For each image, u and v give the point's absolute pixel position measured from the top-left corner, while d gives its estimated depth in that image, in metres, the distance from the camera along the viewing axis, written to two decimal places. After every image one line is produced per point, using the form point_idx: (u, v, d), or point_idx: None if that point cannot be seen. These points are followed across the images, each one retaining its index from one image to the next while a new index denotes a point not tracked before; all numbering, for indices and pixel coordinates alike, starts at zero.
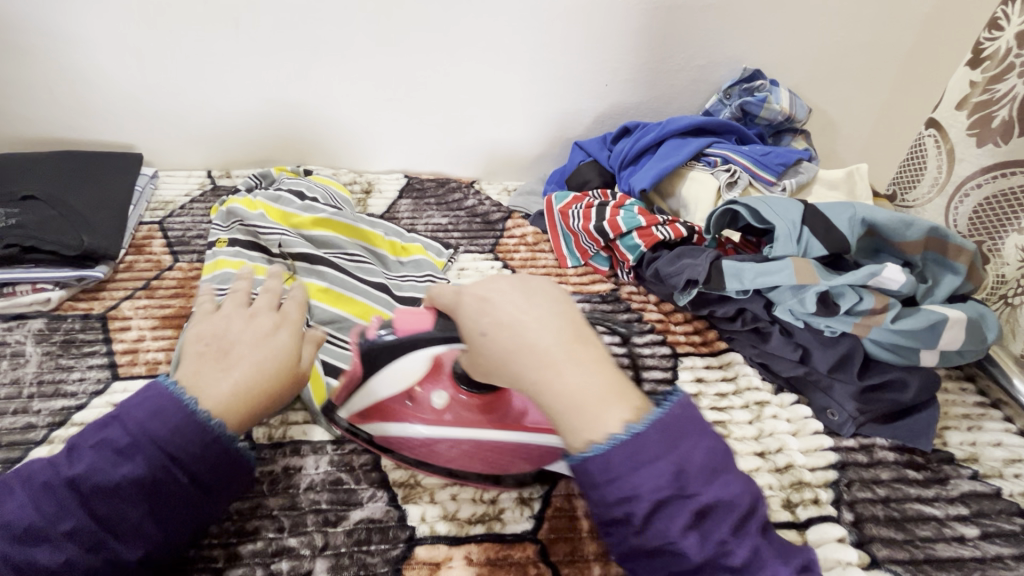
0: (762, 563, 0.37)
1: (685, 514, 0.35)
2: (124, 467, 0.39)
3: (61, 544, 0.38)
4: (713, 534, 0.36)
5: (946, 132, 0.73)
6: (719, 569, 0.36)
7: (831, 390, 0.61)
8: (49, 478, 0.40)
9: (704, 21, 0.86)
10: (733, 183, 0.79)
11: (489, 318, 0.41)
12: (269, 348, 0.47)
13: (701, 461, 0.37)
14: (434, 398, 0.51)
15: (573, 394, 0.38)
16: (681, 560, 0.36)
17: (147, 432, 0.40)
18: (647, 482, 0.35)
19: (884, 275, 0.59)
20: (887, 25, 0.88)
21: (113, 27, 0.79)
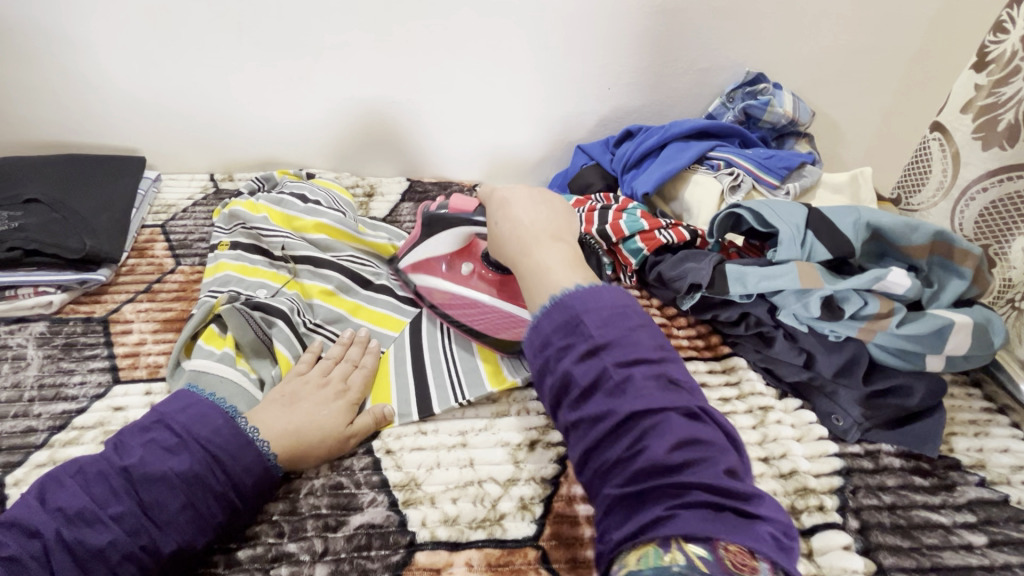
0: (650, 392, 0.38)
1: (579, 348, 0.40)
2: (172, 460, 0.45)
3: (108, 528, 0.41)
4: (631, 391, 0.38)
5: (951, 135, 0.72)
6: (605, 391, 0.38)
7: (835, 396, 0.61)
8: (100, 468, 0.44)
9: (706, 24, 0.85)
10: (736, 187, 0.79)
11: (501, 208, 0.56)
12: (325, 409, 0.53)
13: (603, 319, 0.41)
14: (462, 267, 0.66)
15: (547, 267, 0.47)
16: (577, 390, 0.39)
17: (195, 433, 0.46)
18: (552, 324, 0.42)
19: (888, 279, 0.59)
20: (891, 28, 0.88)
21: (118, 30, 0.79)
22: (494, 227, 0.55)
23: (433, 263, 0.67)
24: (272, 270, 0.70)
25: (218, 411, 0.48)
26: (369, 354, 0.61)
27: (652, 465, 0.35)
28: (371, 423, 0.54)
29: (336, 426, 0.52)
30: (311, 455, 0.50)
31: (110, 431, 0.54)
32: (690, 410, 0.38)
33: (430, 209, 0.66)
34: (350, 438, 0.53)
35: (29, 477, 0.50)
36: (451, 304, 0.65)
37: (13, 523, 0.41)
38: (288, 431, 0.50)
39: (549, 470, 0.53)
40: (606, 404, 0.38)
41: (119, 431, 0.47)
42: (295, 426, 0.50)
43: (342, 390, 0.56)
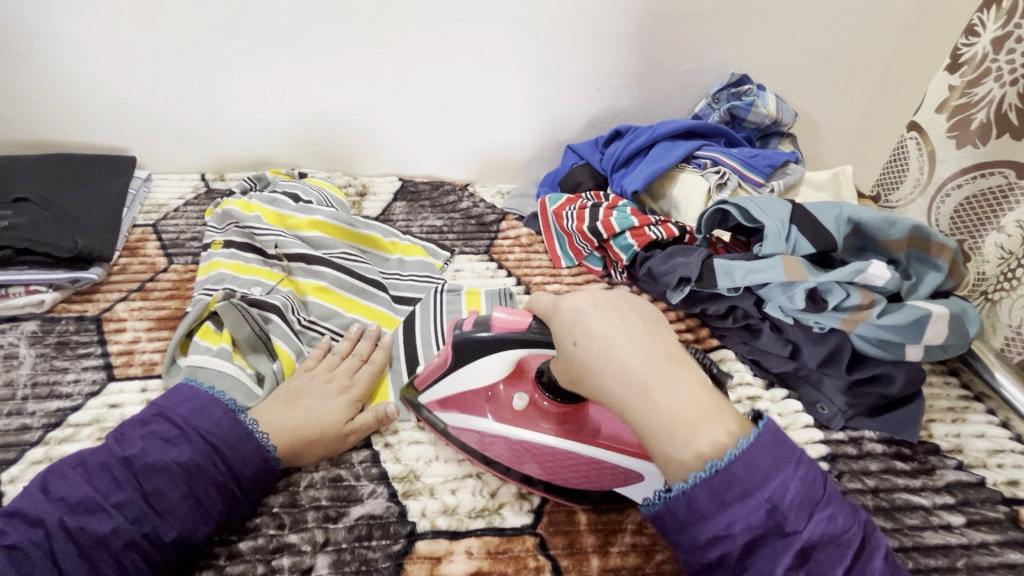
0: (806, 538, 0.38)
1: (756, 544, 0.38)
2: (173, 451, 0.45)
3: (110, 516, 0.42)
4: (707, 484, 0.39)
5: (927, 135, 0.75)
6: (771, 540, 0.38)
7: (820, 385, 0.63)
8: (100, 459, 0.44)
9: (692, 27, 0.88)
10: (723, 185, 0.81)
11: (588, 345, 0.43)
12: (326, 406, 0.53)
13: (753, 471, 0.38)
14: (516, 400, 0.52)
15: (669, 408, 0.40)
16: (728, 562, 0.39)
17: (195, 424, 0.47)
18: (714, 525, 0.39)
19: (869, 271, 0.60)
20: (868, 32, 0.91)
21: (109, 31, 0.79)
22: (574, 354, 0.43)
23: (470, 399, 0.52)
24: (266, 268, 0.70)
25: (218, 403, 0.49)
26: (364, 343, 0.61)
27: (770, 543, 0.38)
28: (374, 421, 0.54)
29: (336, 421, 0.52)
30: (310, 453, 0.51)
31: (107, 428, 0.54)
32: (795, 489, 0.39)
33: (464, 327, 0.51)
34: (352, 435, 0.53)
35: (25, 474, 0.49)
36: (494, 450, 0.51)
37: (14, 513, 0.41)
38: (280, 429, 0.50)
39: None
40: (723, 524, 0.39)
41: (118, 425, 0.48)
42: (296, 424, 0.51)
43: (347, 385, 0.56)
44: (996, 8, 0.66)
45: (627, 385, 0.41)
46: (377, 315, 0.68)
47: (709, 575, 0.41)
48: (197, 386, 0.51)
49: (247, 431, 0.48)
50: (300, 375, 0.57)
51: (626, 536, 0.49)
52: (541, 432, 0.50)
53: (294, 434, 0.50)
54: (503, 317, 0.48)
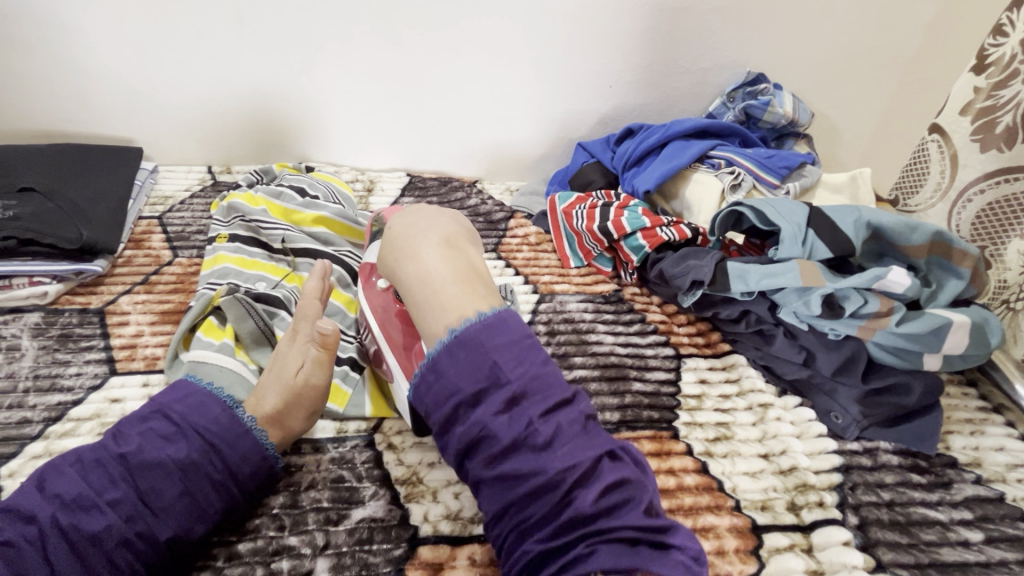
0: (566, 447, 0.41)
1: (497, 401, 0.42)
2: (169, 449, 0.44)
3: (104, 514, 0.41)
4: (519, 414, 0.41)
5: (950, 137, 0.73)
6: (529, 447, 0.41)
7: (835, 394, 0.61)
8: (96, 456, 0.43)
9: (708, 24, 0.86)
10: (737, 186, 0.79)
11: (394, 250, 0.53)
12: (281, 366, 0.52)
13: (506, 351, 0.43)
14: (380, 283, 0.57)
15: (416, 275, 0.49)
16: (494, 445, 0.41)
17: (192, 421, 0.46)
18: (465, 372, 0.43)
19: (888, 278, 0.59)
20: (890, 31, 0.89)
21: (118, 19, 0.78)
22: (392, 228, 0.55)
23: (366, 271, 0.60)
24: (271, 263, 0.70)
25: (215, 399, 0.48)
26: (311, 278, 0.57)
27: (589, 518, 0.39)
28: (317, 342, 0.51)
29: (293, 369, 0.51)
30: (297, 410, 0.50)
31: (107, 424, 0.53)
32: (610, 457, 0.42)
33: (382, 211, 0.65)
34: (313, 368, 0.51)
35: (25, 469, 0.49)
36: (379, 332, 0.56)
37: (10, 509, 0.41)
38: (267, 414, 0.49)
39: None
40: (532, 463, 0.40)
41: (117, 421, 0.47)
42: (264, 397, 0.50)
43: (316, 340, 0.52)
44: None
45: (403, 257, 0.52)
46: None
47: (475, 478, 0.43)
48: (197, 381, 0.50)
49: (246, 427, 0.47)
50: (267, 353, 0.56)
51: None
52: (383, 321, 0.55)
53: (282, 413, 0.50)
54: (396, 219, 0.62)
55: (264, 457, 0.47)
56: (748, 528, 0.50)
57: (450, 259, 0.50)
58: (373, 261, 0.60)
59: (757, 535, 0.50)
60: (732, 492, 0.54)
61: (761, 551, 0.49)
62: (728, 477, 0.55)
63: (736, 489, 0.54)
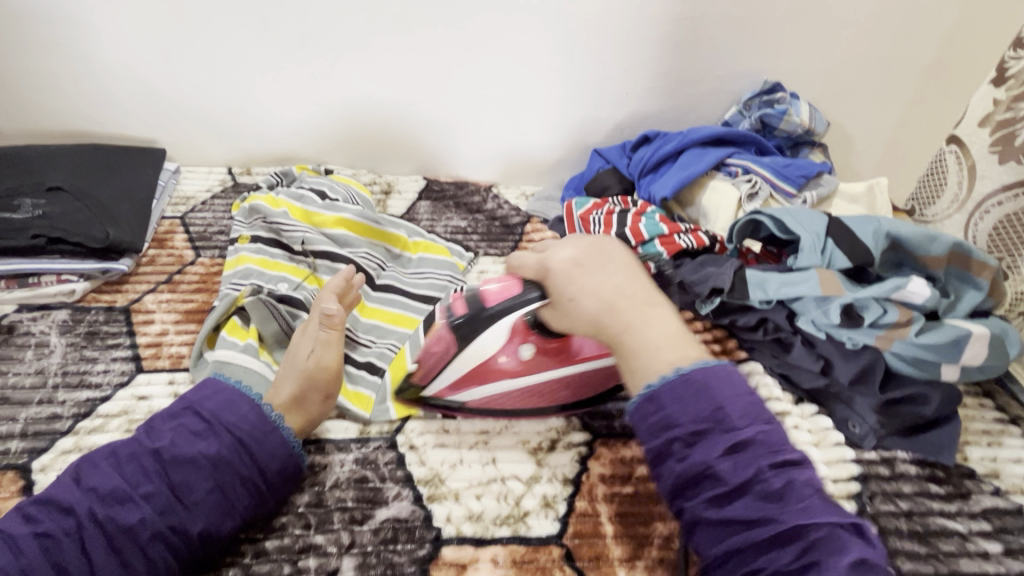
0: (801, 499, 0.38)
1: (720, 444, 0.39)
2: (201, 445, 0.45)
3: (139, 507, 0.42)
4: (744, 461, 0.39)
5: (968, 149, 0.74)
6: (756, 494, 0.38)
7: (852, 403, 0.62)
8: (130, 451, 0.44)
9: (726, 32, 0.86)
10: (754, 195, 0.80)
11: (572, 280, 0.47)
12: (294, 354, 0.55)
13: (731, 397, 0.41)
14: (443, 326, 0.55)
15: (596, 308, 0.45)
16: (718, 483, 0.39)
17: (223, 418, 0.47)
18: (686, 409, 0.41)
19: (909, 288, 0.60)
20: (907, 42, 0.89)
21: (145, 22, 0.80)
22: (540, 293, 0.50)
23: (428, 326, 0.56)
24: (292, 265, 0.71)
25: (245, 397, 0.49)
26: (336, 278, 0.62)
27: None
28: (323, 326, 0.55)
29: (306, 354, 0.54)
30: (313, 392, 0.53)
31: (135, 420, 0.54)
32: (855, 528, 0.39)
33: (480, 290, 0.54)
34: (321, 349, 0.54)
35: (56, 464, 0.50)
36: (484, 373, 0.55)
37: (48, 500, 0.42)
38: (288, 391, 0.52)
39: (570, 468, 0.54)
40: (765, 508, 0.38)
41: (149, 417, 0.48)
42: (283, 382, 0.53)
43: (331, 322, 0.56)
44: None
45: (573, 277, 0.47)
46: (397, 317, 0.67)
47: (691, 518, 0.40)
48: (225, 380, 0.50)
49: (273, 422, 0.48)
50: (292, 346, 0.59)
51: (653, 551, 0.48)
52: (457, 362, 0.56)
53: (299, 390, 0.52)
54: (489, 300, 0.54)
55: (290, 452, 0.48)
56: None
57: (637, 285, 0.46)
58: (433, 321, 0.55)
59: None
60: None
61: None
62: None
63: None
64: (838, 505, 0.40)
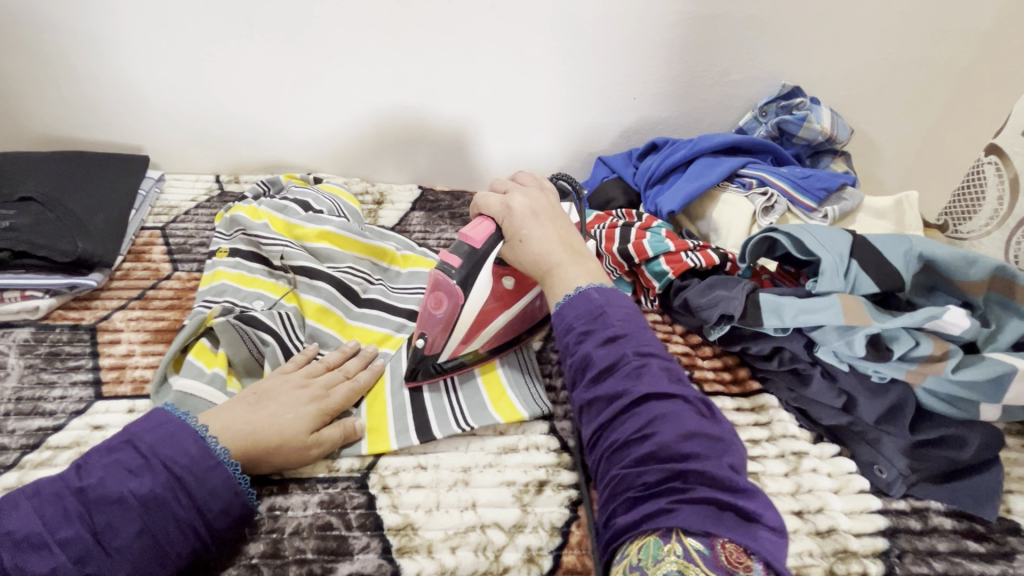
0: (655, 380, 0.43)
1: (600, 335, 0.46)
2: (133, 482, 0.40)
3: (53, 554, 0.37)
4: (615, 347, 0.45)
5: (1010, 160, 0.67)
6: (620, 373, 0.44)
7: (879, 444, 0.55)
8: (54, 489, 0.40)
9: (742, 33, 0.80)
10: (770, 208, 0.73)
11: (522, 216, 0.55)
12: (288, 415, 0.48)
13: (619, 308, 0.48)
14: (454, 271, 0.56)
15: (538, 250, 0.54)
16: (592, 373, 0.45)
17: (160, 452, 0.42)
18: (577, 311, 0.49)
19: (945, 318, 0.53)
20: (939, 43, 0.82)
21: (126, 25, 0.76)
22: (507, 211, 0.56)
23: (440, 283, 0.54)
24: (271, 280, 0.67)
25: (186, 429, 0.44)
26: (354, 360, 0.57)
27: (657, 448, 0.39)
28: (339, 436, 0.50)
29: (299, 433, 0.48)
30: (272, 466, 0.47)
31: None
32: (695, 407, 0.43)
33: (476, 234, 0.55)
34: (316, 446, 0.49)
35: None
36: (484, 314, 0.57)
37: None
38: (241, 437, 0.46)
39: (559, 516, 0.48)
40: (620, 386, 0.43)
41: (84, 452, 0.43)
42: (254, 434, 0.46)
43: (321, 395, 0.51)
44: None
45: (527, 218, 0.55)
46: (384, 337, 0.63)
47: (578, 404, 0.46)
48: (174, 412, 0.46)
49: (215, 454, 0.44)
50: (273, 376, 0.52)
51: None
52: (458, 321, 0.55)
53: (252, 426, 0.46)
54: (479, 235, 0.55)
55: (231, 490, 0.43)
56: None
57: (560, 226, 0.56)
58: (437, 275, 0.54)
59: None
60: None
61: None
62: None
63: None
64: (692, 391, 0.44)
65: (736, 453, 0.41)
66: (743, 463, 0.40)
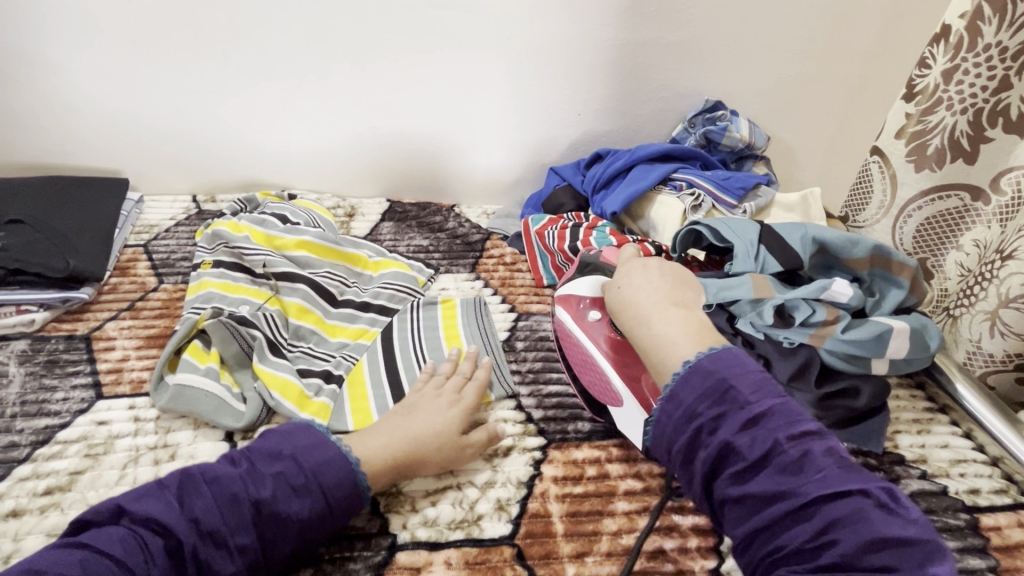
0: (817, 473, 0.42)
1: (738, 421, 0.45)
2: (295, 502, 0.45)
3: (232, 557, 0.42)
4: (761, 433, 0.45)
5: (888, 159, 0.78)
6: (776, 468, 0.43)
7: (791, 399, 0.64)
8: (232, 492, 0.44)
9: (667, 56, 0.92)
10: (697, 207, 0.84)
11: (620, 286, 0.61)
12: (427, 416, 0.55)
13: (745, 378, 0.47)
14: (592, 317, 0.65)
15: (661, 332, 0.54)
16: (741, 463, 0.44)
17: (322, 479, 0.47)
18: (701, 396, 0.48)
19: (833, 289, 0.65)
20: (835, 62, 0.96)
21: (106, 58, 0.82)
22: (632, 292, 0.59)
23: (573, 301, 0.67)
24: (254, 287, 0.73)
25: (325, 441, 0.49)
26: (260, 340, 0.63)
27: (839, 560, 0.39)
28: (486, 439, 0.56)
29: (450, 433, 0.54)
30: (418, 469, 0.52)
31: (94, 445, 0.55)
32: (877, 499, 0.41)
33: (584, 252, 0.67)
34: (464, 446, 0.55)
35: (13, 491, 0.51)
36: (580, 367, 0.63)
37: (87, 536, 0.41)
38: (393, 446, 0.52)
39: (524, 472, 0.56)
40: (782, 484, 0.43)
41: (242, 452, 0.48)
42: (392, 443, 0.52)
43: (457, 398, 0.58)
44: (944, 43, 0.70)
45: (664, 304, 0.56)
46: (359, 331, 0.70)
47: (719, 499, 0.46)
48: (320, 429, 0.51)
49: (350, 464, 0.49)
50: (424, 391, 0.59)
51: (602, 545, 0.51)
52: (600, 347, 0.62)
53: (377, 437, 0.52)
54: None
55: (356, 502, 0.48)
56: None
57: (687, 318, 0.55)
58: (581, 298, 0.66)
59: None
60: None
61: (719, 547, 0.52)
62: None
63: None
64: (865, 474, 0.43)
65: (937, 558, 0.39)
66: (938, 556, 0.39)
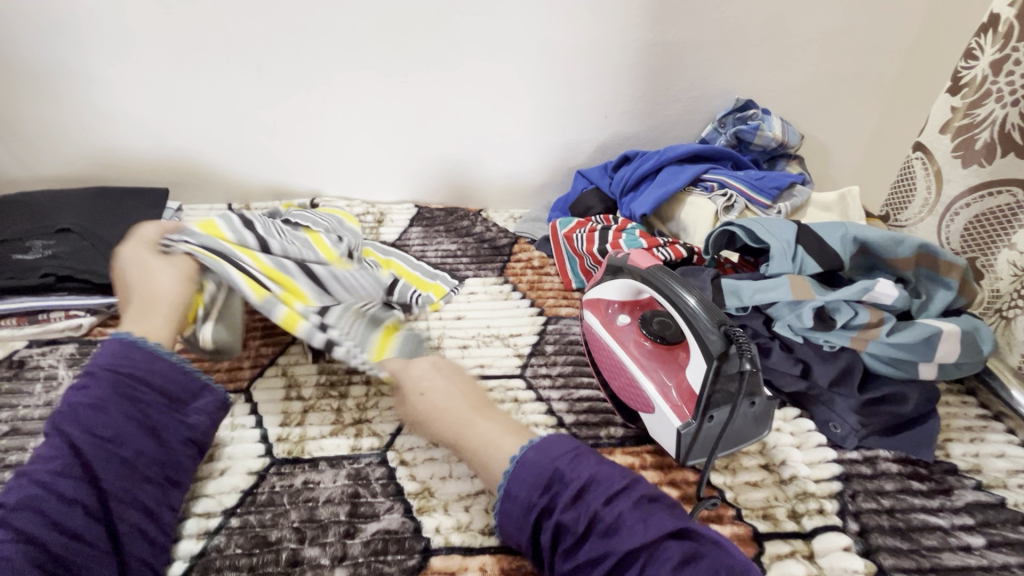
0: (632, 528, 0.41)
1: (565, 496, 0.44)
2: (110, 386, 0.49)
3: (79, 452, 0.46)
4: (584, 505, 0.43)
5: (932, 154, 0.76)
6: (598, 533, 0.42)
7: (833, 404, 0.63)
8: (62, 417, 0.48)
9: (697, 56, 0.91)
10: (730, 208, 0.82)
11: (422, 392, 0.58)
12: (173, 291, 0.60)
13: (558, 453, 0.46)
14: (624, 323, 0.64)
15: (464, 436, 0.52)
16: (570, 538, 0.43)
17: (121, 365, 0.51)
18: (530, 482, 0.45)
19: (876, 290, 0.62)
20: (873, 57, 0.93)
21: (147, 74, 0.86)
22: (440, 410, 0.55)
23: (602, 306, 0.66)
24: None
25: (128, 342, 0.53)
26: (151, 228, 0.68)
27: None
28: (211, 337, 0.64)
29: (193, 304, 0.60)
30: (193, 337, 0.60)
31: None
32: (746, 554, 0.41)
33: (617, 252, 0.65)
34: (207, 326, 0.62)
35: None
36: (612, 372, 0.62)
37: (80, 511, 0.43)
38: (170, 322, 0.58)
39: None
40: (602, 548, 0.41)
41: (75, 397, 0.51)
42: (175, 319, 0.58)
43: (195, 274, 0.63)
44: (992, 32, 0.67)
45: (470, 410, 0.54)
46: None
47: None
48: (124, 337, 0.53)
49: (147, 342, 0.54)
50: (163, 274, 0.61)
51: None
52: (629, 352, 0.61)
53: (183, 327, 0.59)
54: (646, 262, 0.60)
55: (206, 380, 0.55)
56: (749, 536, 0.52)
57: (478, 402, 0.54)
58: (610, 299, 0.65)
59: (759, 543, 0.52)
60: (734, 502, 0.55)
61: (762, 557, 0.51)
62: (729, 488, 0.57)
63: (737, 499, 0.56)
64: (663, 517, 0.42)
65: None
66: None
